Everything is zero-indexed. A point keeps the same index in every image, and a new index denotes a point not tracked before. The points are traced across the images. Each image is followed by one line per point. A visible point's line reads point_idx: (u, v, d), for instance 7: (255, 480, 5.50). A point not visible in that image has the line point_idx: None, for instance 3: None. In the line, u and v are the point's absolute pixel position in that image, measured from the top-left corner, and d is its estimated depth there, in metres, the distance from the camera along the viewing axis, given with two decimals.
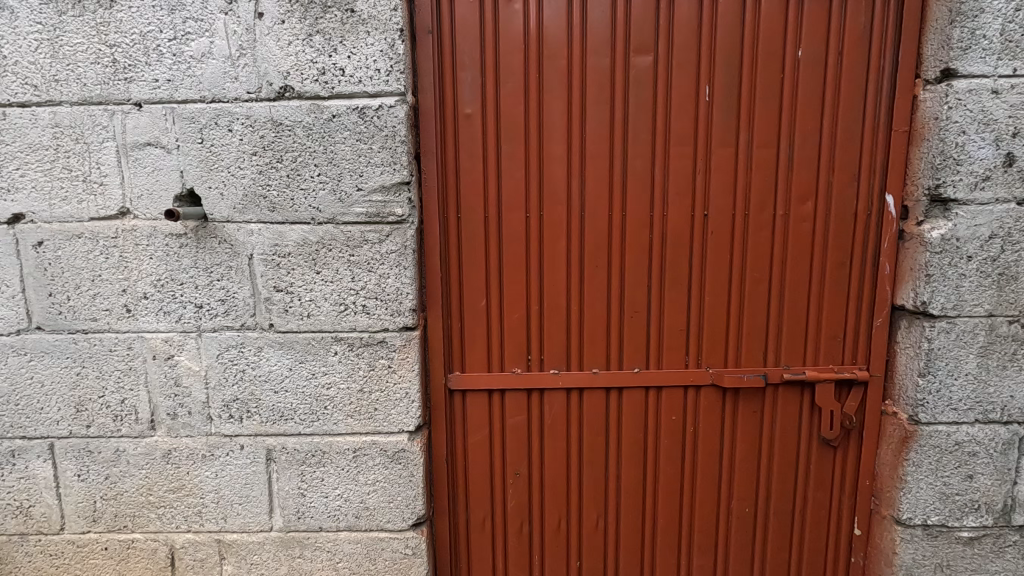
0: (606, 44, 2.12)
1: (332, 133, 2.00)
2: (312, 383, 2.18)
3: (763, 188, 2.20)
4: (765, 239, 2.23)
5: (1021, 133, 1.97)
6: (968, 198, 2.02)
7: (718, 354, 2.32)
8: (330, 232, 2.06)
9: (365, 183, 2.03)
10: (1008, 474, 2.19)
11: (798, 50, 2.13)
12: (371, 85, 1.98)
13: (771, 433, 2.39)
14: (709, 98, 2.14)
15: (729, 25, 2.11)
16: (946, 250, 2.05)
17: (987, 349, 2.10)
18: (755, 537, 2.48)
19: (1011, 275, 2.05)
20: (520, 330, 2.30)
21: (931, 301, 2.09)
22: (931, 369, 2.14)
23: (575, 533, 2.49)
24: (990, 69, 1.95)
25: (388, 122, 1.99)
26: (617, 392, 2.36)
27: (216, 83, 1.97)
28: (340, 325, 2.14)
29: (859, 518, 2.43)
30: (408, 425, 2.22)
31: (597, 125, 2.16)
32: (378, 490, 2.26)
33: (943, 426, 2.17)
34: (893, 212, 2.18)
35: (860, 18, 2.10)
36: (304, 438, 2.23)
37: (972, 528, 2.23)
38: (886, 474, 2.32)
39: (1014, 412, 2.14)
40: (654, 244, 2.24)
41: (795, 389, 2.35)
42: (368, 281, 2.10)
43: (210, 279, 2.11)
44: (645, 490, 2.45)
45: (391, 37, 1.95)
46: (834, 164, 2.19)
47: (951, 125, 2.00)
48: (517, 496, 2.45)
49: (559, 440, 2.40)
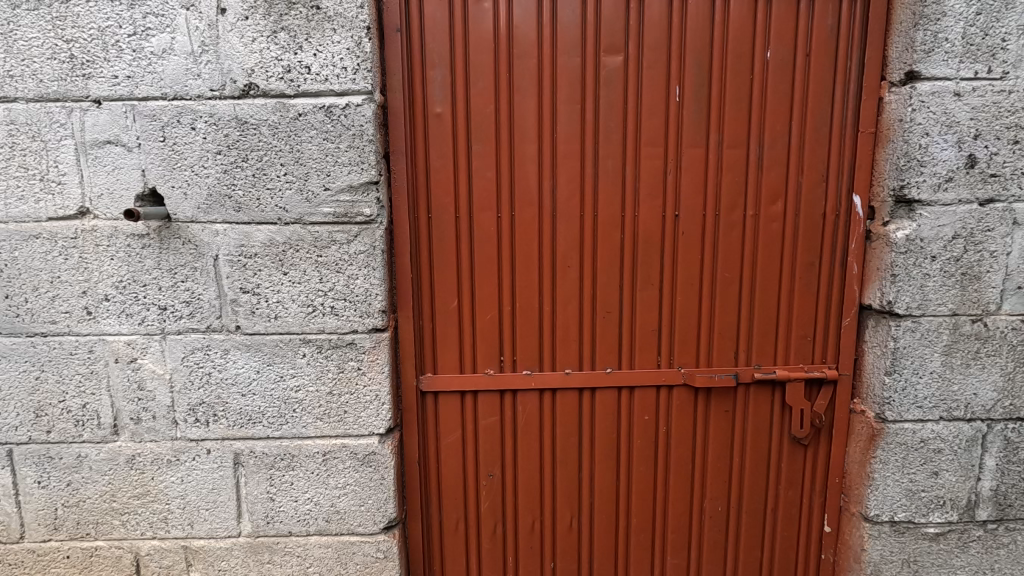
0: (576, 44, 2.11)
1: (298, 132, 1.97)
2: (281, 386, 2.15)
3: (734, 189, 2.21)
4: (736, 239, 2.24)
5: (982, 135, 2.01)
6: (931, 198, 2.04)
7: (690, 353, 2.33)
8: (297, 232, 2.03)
9: (332, 183, 2.00)
10: (972, 471, 2.22)
11: (767, 51, 2.14)
12: (338, 83, 1.95)
13: (743, 433, 2.41)
14: (679, 99, 2.15)
15: (699, 25, 2.12)
16: (911, 251, 2.08)
17: (952, 347, 2.14)
18: (727, 535, 2.49)
19: (974, 275, 2.08)
20: (492, 331, 2.29)
21: (897, 301, 2.12)
22: (897, 368, 2.17)
23: (549, 534, 2.48)
24: (951, 72, 1.97)
25: (355, 121, 1.97)
26: (590, 392, 2.36)
27: (178, 80, 1.93)
28: (308, 326, 2.11)
29: (829, 515, 2.45)
30: (378, 427, 2.20)
31: (568, 125, 2.15)
32: (349, 493, 2.24)
33: (909, 424, 2.20)
34: (860, 212, 2.21)
35: (827, 20, 2.12)
36: (272, 442, 2.19)
37: (938, 523, 2.27)
38: (854, 472, 2.34)
39: (977, 409, 2.17)
40: (626, 245, 2.24)
41: (766, 388, 2.37)
42: (336, 282, 2.07)
43: (174, 280, 2.06)
44: (618, 490, 2.46)
45: (357, 35, 1.93)
46: (802, 165, 2.21)
47: (915, 126, 2.02)
48: (490, 498, 2.44)
49: (532, 441, 2.39)
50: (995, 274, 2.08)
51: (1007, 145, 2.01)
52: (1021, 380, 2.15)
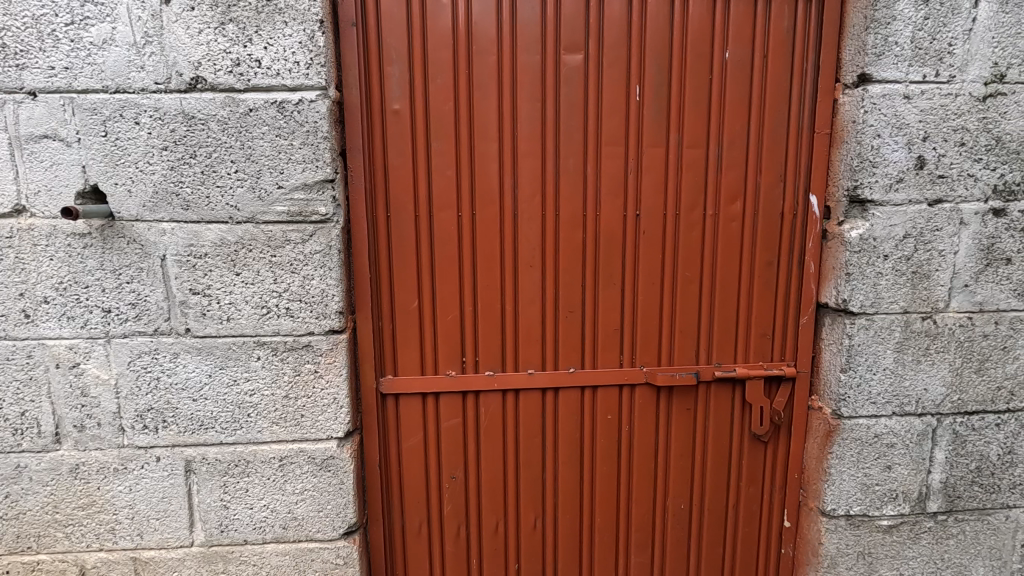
0: (536, 42, 2.09)
1: (249, 128, 1.90)
2: (234, 390, 2.08)
3: (694, 189, 2.22)
4: (696, 238, 2.25)
5: (931, 136, 2.06)
6: (884, 199, 2.09)
7: (652, 353, 2.34)
8: (250, 231, 1.97)
9: (286, 180, 1.95)
10: (923, 464, 2.28)
11: (725, 51, 2.15)
12: (290, 78, 1.89)
13: (705, 431, 2.43)
14: (639, 98, 2.15)
15: (659, 24, 2.12)
16: (865, 250, 2.12)
17: (903, 344, 2.19)
18: (690, 532, 2.51)
19: (924, 274, 2.13)
20: (454, 331, 2.26)
21: (851, 299, 2.16)
22: (852, 365, 2.21)
23: (513, 535, 2.46)
24: (901, 75, 2.02)
25: (309, 117, 1.92)
26: (554, 392, 2.35)
27: (119, 72, 1.85)
28: (263, 328, 2.04)
29: (788, 510, 2.49)
30: (336, 431, 2.15)
31: (529, 123, 2.14)
32: (307, 499, 2.18)
33: (863, 419, 2.24)
34: (816, 211, 2.24)
35: (784, 22, 2.15)
36: (225, 447, 2.12)
37: (891, 516, 2.33)
38: (812, 468, 2.39)
39: (928, 404, 2.23)
40: (588, 246, 2.23)
41: (726, 385, 2.39)
42: (291, 283, 2.02)
43: (119, 281, 1.98)
44: (582, 490, 2.45)
45: (310, 28, 1.88)
46: (760, 165, 2.23)
47: (867, 128, 2.06)
48: (454, 501, 2.41)
49: (495, 442, 2.37)
50: (943, 273, 2.13)
51: (954, 147, 2.06)
52: (968, 375, 2.22)
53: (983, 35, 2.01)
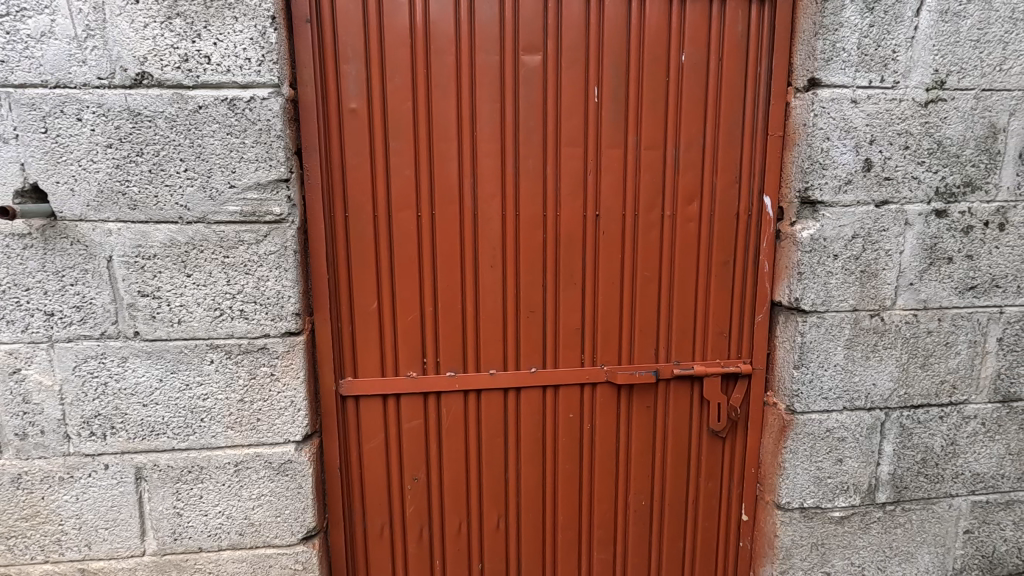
0: (494, 41, 2.09)
1: (199, 126, 1.86)
2: (187, 395, 2.03)
3: (652, 190, 2.25)
4: (655, 238, 2.28)
5: (877, 140, 2.12)
6: (833, 200, 2.15)
7: (612, 352, 2.36)
8: (201, 232, 1.92)
9: (238, 180, 1.91)
10: (872, 456, 2.36)
11: (681, 54, 2.19)
12: (241, 75, 1.85)
13: (665, 427, 2.46)
14: (597, 99, 2.17)
15: (617, 26, 2.13)
16: (815, 250, 2.18)
17: (853, 341, 2.26)
18: (651, 528, 2.55)
19: (872, 272, 2.20)
20: (415, 332, 2.25)
21: (803, 297, 2.22)
22: (804, 362, 2.27)
23: (476, 536, 2.46)
24: (848, 80, 2.08)
25: (261, 115, 1.88)
26: (515, 392, 2.35)
27: (60, 66, 1.78)
28: (216, 331, 2.00)
29: (746, 504, 2.55)
30: (294, 435, 2.12)
31: (488, 124, 2.13)
32: (264, 504, 2.14)
33: (816, 414, 2.31)
34: (770, 212, 2.30)
35: (738, 26, 2.19)
36: (178, 454, 2.07)
37: (842, 507, 2.40)
38: (768, 462, 2.45)
39: (876, 399, 2.31)
40: (548, 245, 2.24)
41: (685, 383, 2.43)
42: (245, 284, 1.98)
43: (62, 284, 1.91)
44: (545, 489, 2.47)
45: (261, 24, 1.84)
46: (716, 166, 2.27)
47: (818, 131, 2.12)
48: (416, 503, 2.40)
49: (457, 442, 2.37)
50: (890, 272, 2.21)
51: (899, 150, 2.14)
52: (914, 370, 2.30)
53: (924, 43, 2.08)
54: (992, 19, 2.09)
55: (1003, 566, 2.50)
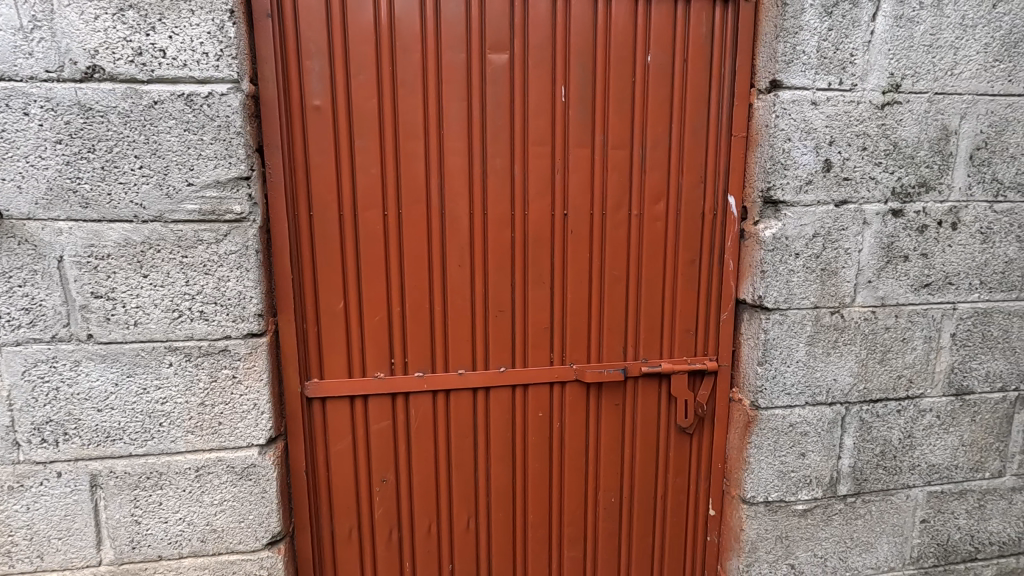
0: (460, 40, 2.07)
1: (154, 122, 1.80)
2: (144, 399, 1.97)
3: (620, 189, 2.27)
4: (623, 237, 2.30)
5: (836, 141, 2.17)
6: (794, 199, 2.19)
7: (581, 350, 2.37)
8: (157, 231, 1.87)
9: (197, 177, 1.86)
10: (834, 450, 2.42)
11: (647, 55, 2.20)
12: (199, 69, 1.80)
13: (633, 424, 2.49)
14: (565, 99, 2.17)
15: (584, 25, 2.14)
16: (777, 248, 2.22)
17: (815, 337, 2.31)
18: (620, 525, 2.57)
19: (832, 270, 2.26)
20: (382, 332, 2.22)
21: (766, 295, 2.26)
22: (768, 358, 2.31)
23: (446, 536, 2.45)
24: (808, 82, 2.13)
25: (220, 111, 1.84)
26: (484, 392, 2.35)
27: (4, 59, 1.71)
28: (174, 333, 1.94)
29: (713, 499, 2.59)
30: (257, 438, 2.07)
31: (455, 123, 2.12)
32: (227, 510, 2.09)
33: (779, 409, 2.35)
34: (734, 212, 2.33)
35: (702, 28, 2.21)
36: (135, 460, 2.00)
37: (805, 500, 2.45)
38: (734, 457, 2.49)
39: (837, 394, 2.37)
40: (516, 245, 2.24)
41: (653, 380, 2.46)
42: (205, 285, 1.93)
43: (10, 285, 1.83)
44: (515, 488, 2.47)
45: (219, 18, 1.79)
46: (682, 166, 2.30)
47: (779, 132, 2.16)
48: (385, 505, 2.37)
49: (426, 443, 2.35)
50: (849, 270, 2.27)
51: (857, 152, 2.19)
52: (872, 365, 2.36)
53: (880, 47, 2.14)
54: (944, 25, 2.16)
55: (957, 553, 2.60)
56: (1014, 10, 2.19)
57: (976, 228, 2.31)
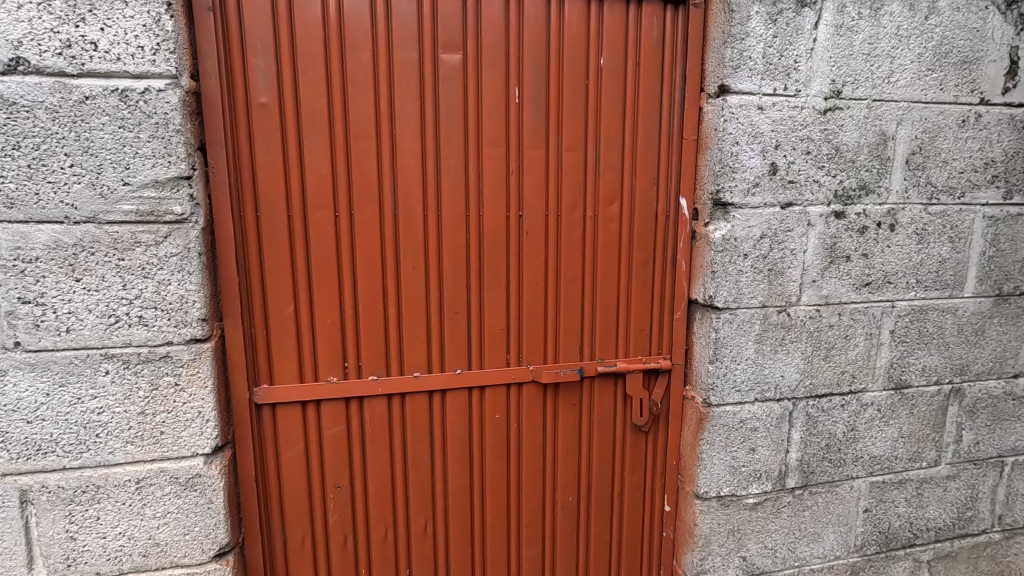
0: (413, 38, 2.05)
1: (86, 118, 1.72)
2: (78, 409, 1.87)
3: (574, 190, 2.28)
4: (578, 238, 2.31)
5: (782, 145, 2.24)
6: (742, 202, 2.25)
7: (538, 351, 2.38)
8: (91, 233, 1.78)
9: (133, 177, 1.78)
10: (782, 444, 2.49)
11: (600, 58, 2.22)
12: (133, 64, 1.72)
13: (590, 424, 2.51)
14: (518, 100, 2.17)
15: (537, 27, 2.14)
16: (727, 249, 2.28)
17: (763, 335, 2.37)
18: (578, 524, 2.60)
19: (779, 270, 2.32)
20: (334, 336, 2.18)
21: (716, 295, 2.31)
22: (719, 357, 2.36)
23: (403, 542, 2.42)
24: (755, 88, 2.19)
25: (158, 108, 1.76)
26: (441, 394, 2.33)
27: None
28: (111, 340, 1.85)
29: (668, 495, 2.63)
30: (203, 447, 2.00)
31: (408, 122, 2.09)
32: (170, 523, 2.01)
33: (730, 406, 2.41)
34: (686, 214, 2.38)
35: (653, 32, 2.25)
36: (70, 473, 1.90)
37: (756, 494, 2.52)
38: (688, 454, 2.54)
39: (784, 390, 2.44)
40: (471, 245, 2.23)
41: (609, 379, 2.48)
42: (144, 289, 1.84)
43: None
44: (472, 490, 2.46)
45: (155, 10, 1.72)
46: (635, 168, 2.33)
47: (727, 136, 2.21)
48: (339, 511, 2.32)
49: (382, 447, 2.31)
50: (794, 270, 2.34)
51: (801, 155, 2.26)
52: (817, 362, 2.45)
53: (822, 54, 2.22)
54: (881, 35, 2.25)
55: (897, 540, 2.72)
56: (945, 21, 2.30)
57: (912, 229, 2.42)
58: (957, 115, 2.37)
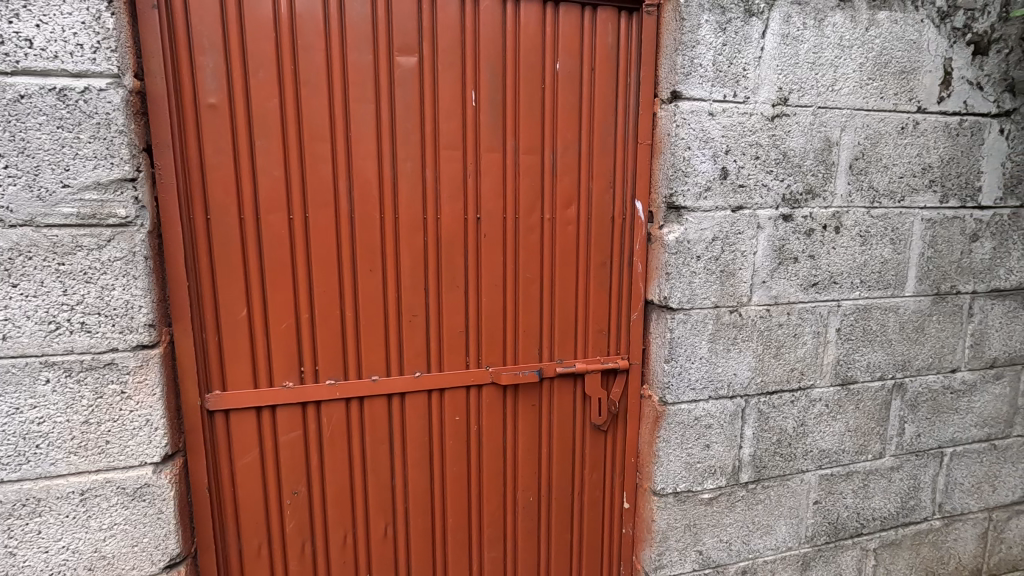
0: (367, 40, 2.03)
1: (22, 117, 1.65)
2: (17, 420, 1.79)
3: (532, 193, 2.30)
4: (536, 240, 2.34)
5: (732, 150, 2.31)
6: (695, 205, 2.31)
7: (497, 353, 2.39)
8: (28, 236, 1.71)
9: (73, 179, 1.72)
10: (736, 440, 2.57)
11: (556, 63, 2.25)
12: (71, 62, 1.67)
13: (550, 424, 2.54)
14: (475, 103, 2.18)
15: (492, 31, 2.15)
16: (681, 251, 2.33)
17: (715, 335, 2.44)
18: (539, 523, 2.62)
19: (730, 272, 2.39)
20: (289, 340, 2.15)
21: (671, 295, 2.37)
22: (674, 356, 2.42)
23: (363, 546, 2.40)
24: (706, 94, 2.25)
25: (99, 107, 1.71)
26: (400, 397, 2.31)
27: None
28: (51, 347, 1.79)
29: (627, 493, 2.68)
30: (151, 456, 1.95)
31: (363, 125, 2.08)
32: (118, 534, 1.95)
33: (685, 404, 2.47)
34: (642, 216, 2.42)
35: (608, 38, 2.29)
36: (8, 487, 1.82)
37: (711, 489, 2.59)
38: (645, 452, 2.59)
39: (737, 387, 2.51)
40: (429, 248, 2.23)
41: (568, 380, 2.52)
42: (86, 294, 1.79)
43: None
44: (433, 492, 2.46)
45: (95, 7, 1.66)
46: (591, 171, 2.36)
47: (680, 141, 2.26)
48: (297, 517, 2.29)
49: (340, 452, 2.29)
50: (745, 271, 2.41)
51: (751, 160, 2.33)
52: (768, 360, 2.53)
53: (770, 63, 2.29)
54: (825, 45, 2.34)
55: (845, 530, 2.83)
56: (884, 33, 2.41)
57: (856, 231, 2.52)
58: (896, 122, 2.48)
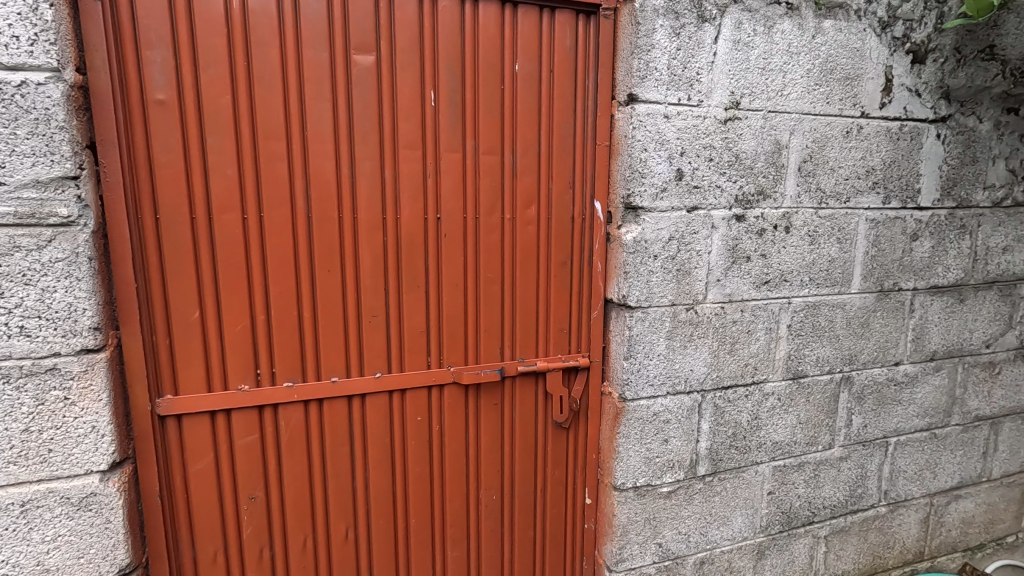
0: (323, 38, 2.01)
1: None
2: None
3: (492, 193, 2.31)
4: (496, 240, 2.35)
5: (687, 152, 2.37)
6: (651, 206, 2.36)
7: (458, 352, 2.40)
8: None
9: (10, 176, 1.65)
10: (693, 434, 2.64)
11: (515, 64, 2.27)
12: (7, 54, 1.60)
13: (512, 422, 2.55)
14: (434, 103, 2.18)
15: (451, 31, 2.16)
16: (638, 251, 2.38)
17: (673, 332, 2.50)
18: (502, 520, 2.64)
19: (686, 270, 2.46)
20: (245, 342, 2.10)
21: (629, 294, 2.41)
22: (632, 353, 2.47)
23: (323, 550, 2.37)
24: (661, 97, 2.30)
25: (37, 102, 1.64)
26: (360, 398, 2.29)
27: None
28: None
29: (589, 488, 2.72)
30: (98, 464, 1.89)
31: (319, 123, 2.05)
32: (63, 546, 1.88)
33: (644, 400, 2.53)
34: (601, 216, 2.46)
35: (566, 40, 2.32)
36: None
37: (670, 483, 2.66)
38: (606, 448, 2.63)
39: (694, 382, 2.58)
40: (389, 248, 2.21)
41: (530, 379, 2.54)
42: (25, 297, 1.71)
43: None
44: (395, 493, 2.44)
45: None
46: (550, 172, 2.39)
47: (636, 142, 2.31)
48: (254, 523, 2.25)
49: (299, 455, 2.26)
50: (700, 270, 2.48)
51: (705, 162, 2.40)
52: (723, 356, 2.61)
53: (722, 67, 2.36)
54: (774, 51, 2.42)
55: (798, 518, 2.94)
56: (830, 41, 2.51)
57: (805, 231, 2.62)
58: (841, 126, 2.59)
